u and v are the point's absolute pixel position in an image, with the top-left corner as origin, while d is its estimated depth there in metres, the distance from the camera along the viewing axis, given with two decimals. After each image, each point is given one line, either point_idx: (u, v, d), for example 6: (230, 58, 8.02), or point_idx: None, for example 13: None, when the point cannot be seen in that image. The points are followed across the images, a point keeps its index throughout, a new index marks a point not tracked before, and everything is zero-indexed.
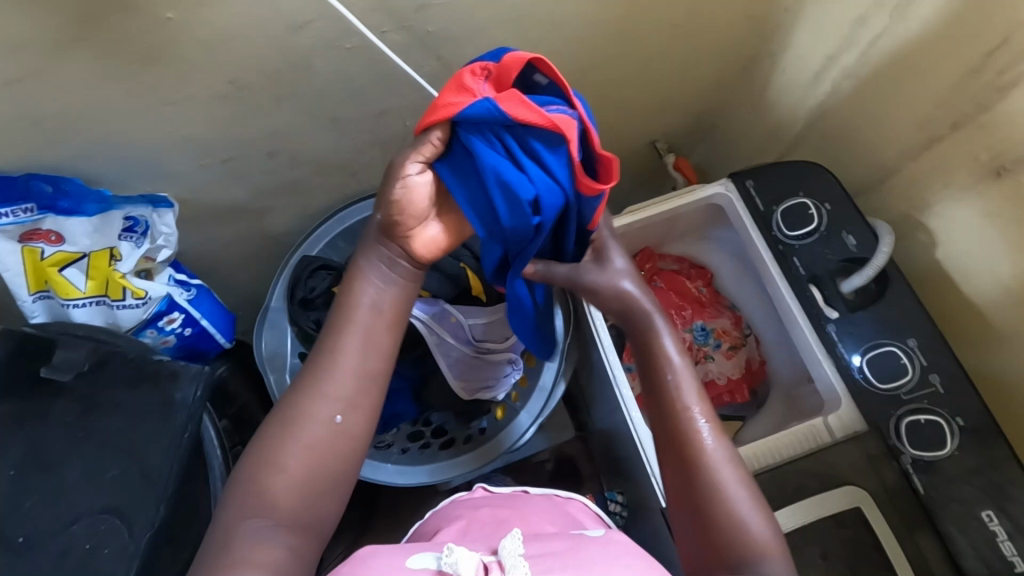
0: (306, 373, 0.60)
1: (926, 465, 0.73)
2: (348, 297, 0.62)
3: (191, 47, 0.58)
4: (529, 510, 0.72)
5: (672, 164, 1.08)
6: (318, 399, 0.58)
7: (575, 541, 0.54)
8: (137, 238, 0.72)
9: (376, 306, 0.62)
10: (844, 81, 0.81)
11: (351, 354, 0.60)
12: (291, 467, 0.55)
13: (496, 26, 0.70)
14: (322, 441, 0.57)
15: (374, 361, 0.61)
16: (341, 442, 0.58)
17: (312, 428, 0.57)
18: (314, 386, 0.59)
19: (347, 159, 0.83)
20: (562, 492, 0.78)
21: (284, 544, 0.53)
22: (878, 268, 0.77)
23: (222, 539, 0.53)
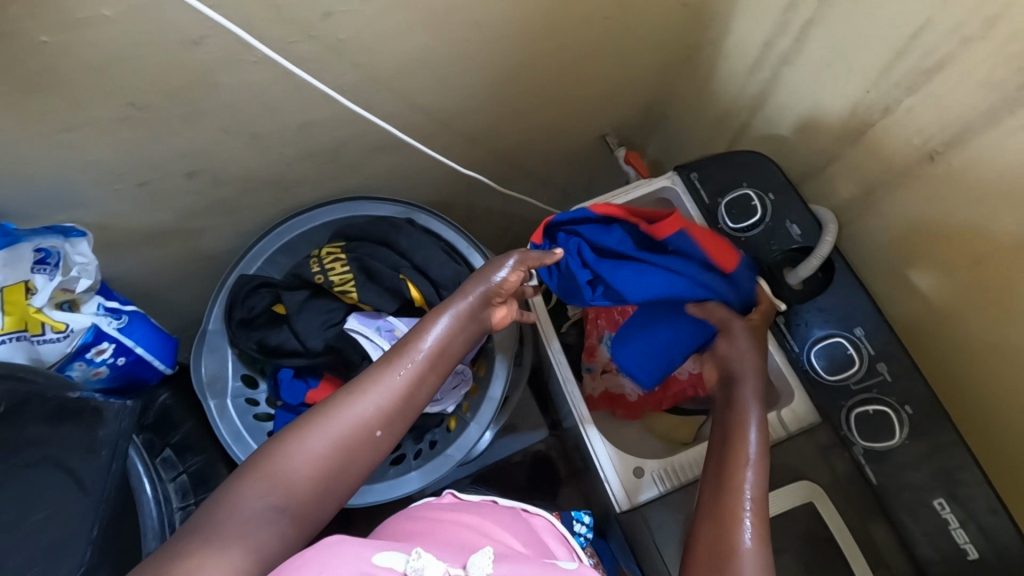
0: (366, 374, 0.61)
1: (878, 454, 0.72)
2: (426, 320, 0.65)
3: (77, 70, 0.56)
4: (493, 517, 0.67)
5: (623, 158, 1.04)
6: (368, 406, 0.58)
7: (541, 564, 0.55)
8: (50, 270, 0.69)
9: (442, 338, 0.64)
10: (781, 68, 0.79)
11: (408, 374, 0.61)
12: (318, 456, 0.55)
13: (414, 30, 0.68)
14: (358, 447, 0.57)
15: (421, 390, 0.62)
16: (369, 456, 0.58)
17: (356, 430, 0.57)
18: (363, 391, 0.59)
19: (277, 173, 0.80)
20: (529, 507, 0.73)
21: (276, 532, 0.51)
22: (822, 258, 0.76)
23: (224, 509, 0.51)
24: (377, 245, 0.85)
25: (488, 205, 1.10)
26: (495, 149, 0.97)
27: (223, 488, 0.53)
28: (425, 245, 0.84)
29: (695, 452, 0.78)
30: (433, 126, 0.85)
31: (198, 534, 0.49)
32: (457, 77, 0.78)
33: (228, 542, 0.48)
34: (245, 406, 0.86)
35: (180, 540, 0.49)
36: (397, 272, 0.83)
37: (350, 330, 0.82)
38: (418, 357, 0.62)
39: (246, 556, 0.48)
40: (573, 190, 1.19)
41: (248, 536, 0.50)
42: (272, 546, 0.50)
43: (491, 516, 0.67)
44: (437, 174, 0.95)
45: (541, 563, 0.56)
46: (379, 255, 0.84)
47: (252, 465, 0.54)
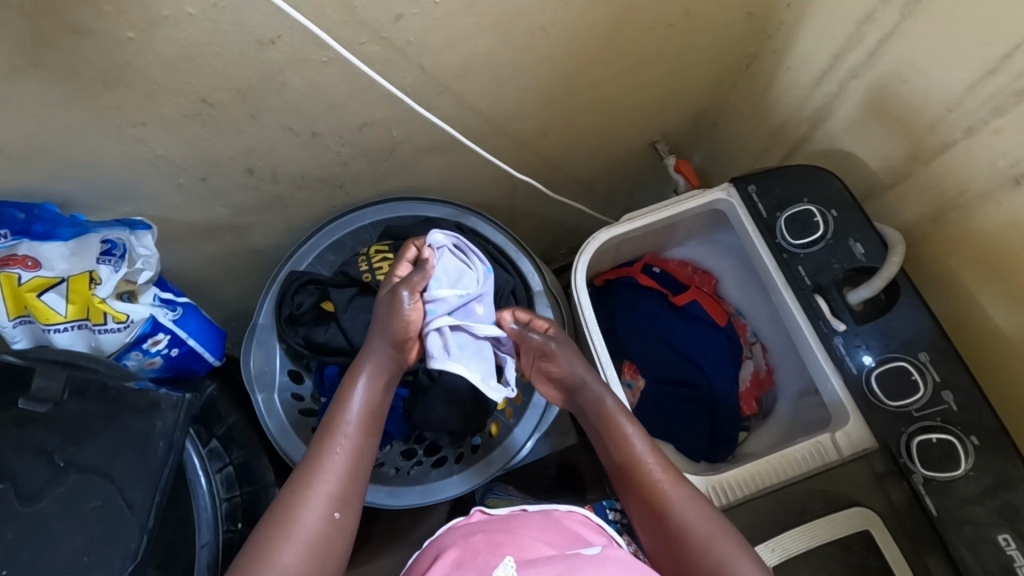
0: (303, 467, 0.65)
1: (940, 486, 0.69)
2: (342, 395, 0.70)
3: (154, 65, 0.56)
4: (527, 525, 0.67)
5: (673, 166, 1.03)
6: (316, 494, 0.63)
7: (566, 561, 0.57)
8: (115, 262, 0.70)
9: (363, 405, 0.70)
10: (850, 82, 0.77)
11: (348, 449, 0.67)
12: (295, 564, 0.59)
13: (480, 34, 0.67)
14: (325, 533, 0.62)
15: (375, 414, 0.71)
16: (337, 539, 0.63)
17: (317, 517, 0.62)
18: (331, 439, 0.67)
19: (332, 172, 0.80)
20: (561, 505, 0.72)
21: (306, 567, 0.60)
22: (888, 279, 0.73)
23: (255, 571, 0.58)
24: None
25: (532, 208, 1.09)
26: (545, 153, 0.96)
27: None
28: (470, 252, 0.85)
29: (746, 472, 0.76)
30: (488, 129, 0.84)
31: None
32: (516, 81, 0.78)
33: None
34: (291, 401, 0.86)
35: None
36: None
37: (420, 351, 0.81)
38: (348, 429, 0.68)
39: None
40: (617, 196, 1.17)
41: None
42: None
43: (522, 525, 0.66)
44: (486, 177, 0.95)
45: (567, 556, 0.58)
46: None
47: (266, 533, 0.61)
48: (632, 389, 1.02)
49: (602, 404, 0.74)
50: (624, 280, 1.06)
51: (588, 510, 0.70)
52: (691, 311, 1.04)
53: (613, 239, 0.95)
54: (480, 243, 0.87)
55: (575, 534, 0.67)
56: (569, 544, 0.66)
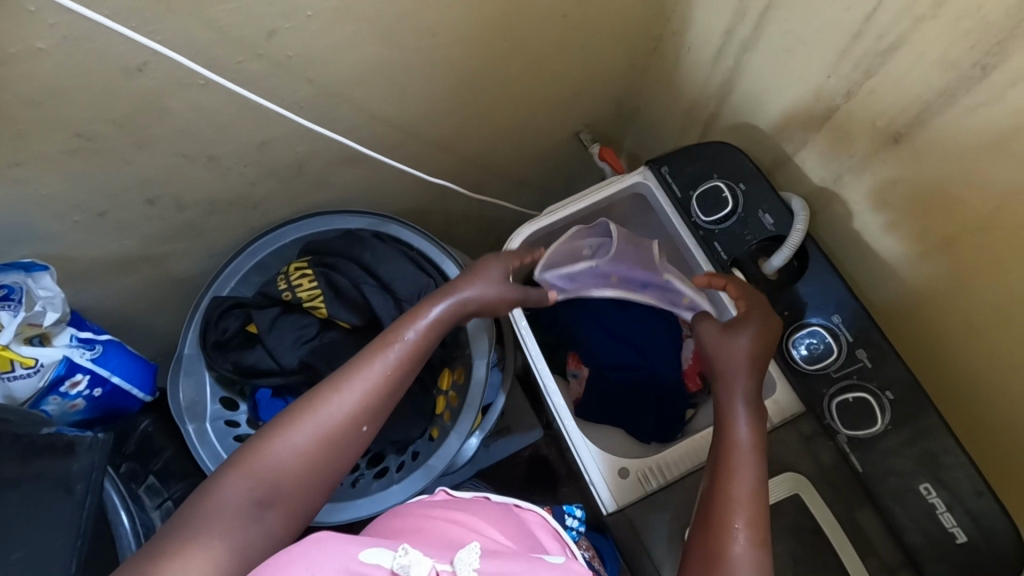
0: (349, 364, 0.65)
1: (863, 442, 0.71)
2: (414, 313, 0.69)
3: (17, 104, 0.55)
4: (482, 512, 0.66)
5: (597, 154, 1.04)
6: (351, 398, 0.62)
7: (531, 562, 0.54)
8: (13, 306, 0.69)
9: (424, 334, 0.68)
10: (743, 56, 0.79)
11: (392, 369, 0.64)
12: (302, 450, 0.58)
13: (364, 42, 0.67)
14: (343, 438, 0.60)
15: (430, 344, 0.68)
16: (352, 448, 0.61)
17: (339, 424, 0.60)
18: (388, 351, 0.65)
19: (241, 194, 0.80)
20: (521, 502, 0.72)
21: (305, 463, 0.58)
22: (795, 247, 0.75)
23: (267, 438, 0.58)
24: (345, 263, 0.84)
25: (466, 210, 1.10)
26: (466, 154, 0.97)
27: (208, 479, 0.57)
28: (387, 261, 0.84)
29: (683, 448, 0.80)
30: (398, 134, 0.84)
31: (192, 525, 0.53)
32: (415, 85, 0.78)
33: (268, 461, 0.57)
34: (224, 428, 0.85)
35: (238, 452, 0.58)
36: (356, 285, 0.83)
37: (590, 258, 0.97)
38: (404, 348, 0.66)
39: (286, 478, 0.57)
40: (550, 190, 1.18)
41: (229, 539, 0.53)
42: (258, 540, 0.55)
43: (481, 512, 0.66)
44: (409, 182, 0.95)
45: (530, 558, 0.54)
46: (349, 275, 0.84)
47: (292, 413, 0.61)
48: (578, 378, 1.05)
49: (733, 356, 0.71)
50: None
51: (546, 511, 0.70)
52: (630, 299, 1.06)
53: (539, 232, 0.95)
54: (401, 249, 0.86)
55: (529, 533, 0.66)
56: (524, 540, 0.65)
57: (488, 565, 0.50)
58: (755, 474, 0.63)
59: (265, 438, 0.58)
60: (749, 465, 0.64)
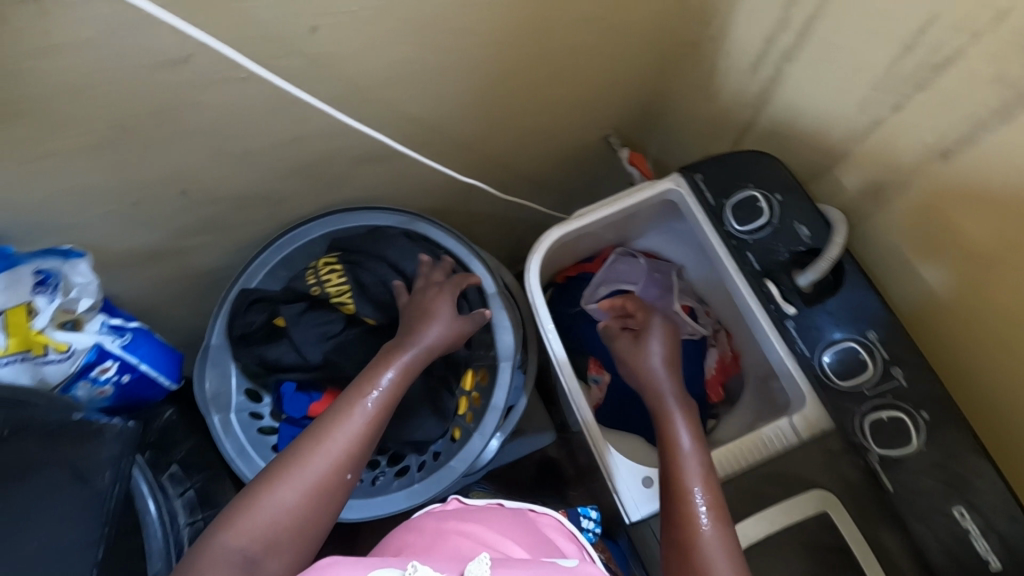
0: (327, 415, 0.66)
1: (892, 461, 0.69)
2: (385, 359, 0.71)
3: (58, 94, 0.55)
4: (497, 523, 0.66)
5: (626, 159, 1.04)
6: (332, 447, 0.63)
7: (541, 567, 0.53)
8: (50, 292, 0.70)
9: (396, 378, 0.70)
10: (783, 64, 0.77)
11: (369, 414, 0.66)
12: (289, 504, 0.60)
13: (402, 39, 0.67)
14: (327, 486, 0.62)
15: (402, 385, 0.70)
16: (337, 495, 0.63)
17: (325, 477, 0.62)
18: (362, 397, 0.67)
19: (271, 189, 0.80)
20: (536, 506, 0.72)
21: (294, 513, 0.60)
22: (832, 261, 0.74)
23: (256, 495, 0.60)
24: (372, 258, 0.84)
25: (489, 211, 1.09)
26: (493, 155, 0.96)
27: (197, 544, 0.58)
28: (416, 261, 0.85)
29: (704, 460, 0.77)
30: (429, 133, 0.84)
31: None
32: (451, 85, 0.77)
33: (257, 516, 0.58)
34: (248, 420, 0.86)
35: (229, 512, 0.59)
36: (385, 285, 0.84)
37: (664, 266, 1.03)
38: (377, 392, 0.68)
39: (274, 531, 0.58)
40: (573, 194, 1.17)
41: None
42: None
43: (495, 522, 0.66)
44: (436, 181, 0.94)
45: (540, 564, 0.54)
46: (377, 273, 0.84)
47: (278, 467, 0.62)
48: (599, 384, 1.02)
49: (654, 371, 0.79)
50: (585, 277, 1.08)
51: (561, 515, 0.70)
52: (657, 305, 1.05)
53: (567, 235, 0.95)
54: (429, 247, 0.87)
55: (545, 539, 0.66)
56: (539, 546, 0.65)
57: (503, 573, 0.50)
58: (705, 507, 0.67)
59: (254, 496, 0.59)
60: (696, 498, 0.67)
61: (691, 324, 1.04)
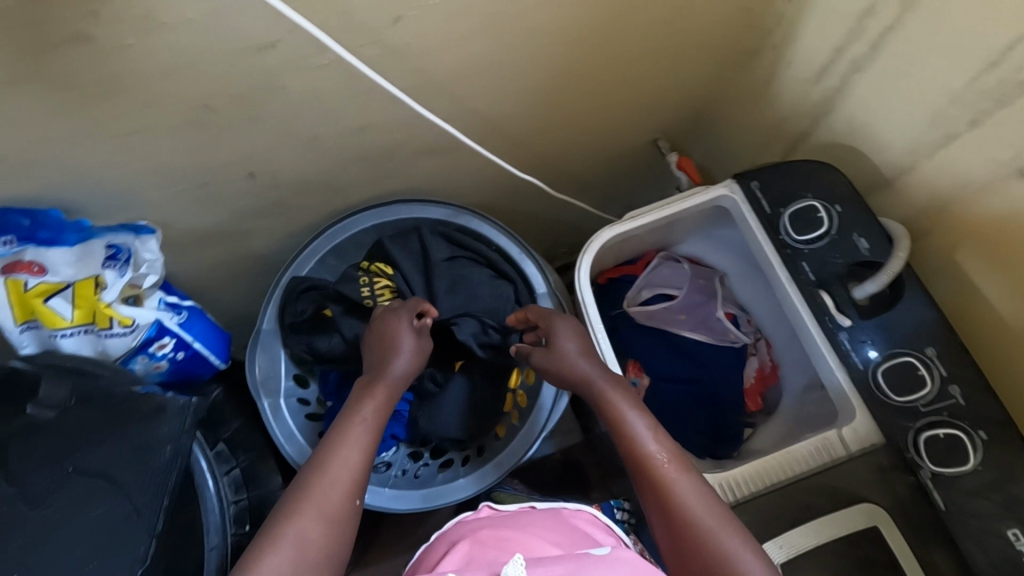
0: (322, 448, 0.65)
1: (946, 481, 0.68)
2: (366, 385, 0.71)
3: (153, 72, 0.56)
4: (531, 525, 0.66)
5: (675, 163, 1.03)
6: (337, 474, 0.63)
7: (576, 561, 0.54)
8: (121, 266, 0.71)
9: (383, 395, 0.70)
10: (851, 75, 0.77)
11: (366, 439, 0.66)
12: (310, 537, 0.58)
13: (478, 34, 0.67)
14: (342, 511, 0.61)
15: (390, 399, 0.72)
16: (351, 518, 0.62)
17: (337, 504, 0.61)
18: (352, 419, 0.67)
19: (332, 175, 0.80)
20: (569, 504, 0.72)
21: (318, 543, 0.59)
22: (894, 274, 0.73)
23: (272, 534, 0.58)
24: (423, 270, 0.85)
25: (533, 210, 1.10)
26: (544, 154, 0.96)
27: None
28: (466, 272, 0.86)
29: (753, 467, 0.76)
30: (486, 129, 0.84)
31: None
32: (515, 81, 0.78)
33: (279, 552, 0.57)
34: (297, 406, 0.87)
35: (248, 557, 0.57)
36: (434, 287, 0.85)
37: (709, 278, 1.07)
38: (367, 411, 0.69)
39: (300, 562, 0.57)
40: (615, 196, 1.17)
41: None
42: None
43: (528, 523, 0.66)
44: (486, 176, 0.95)
45: (575, 558, 0.54)
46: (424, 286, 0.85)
47: (285, 506, 0.61)
48: (637, 387, 1.02)
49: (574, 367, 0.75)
50: (627, 279, 1.08)
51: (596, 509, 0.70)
52: (700, 312, 1.05)
53: (618, 236, 0.95)
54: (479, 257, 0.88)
55: (582, 535, 0.66)
56: (577, 543, 0.65)
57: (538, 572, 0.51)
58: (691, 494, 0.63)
59: (271, 534, 0.58)
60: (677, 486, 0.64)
61: (734, 331, 1.03)
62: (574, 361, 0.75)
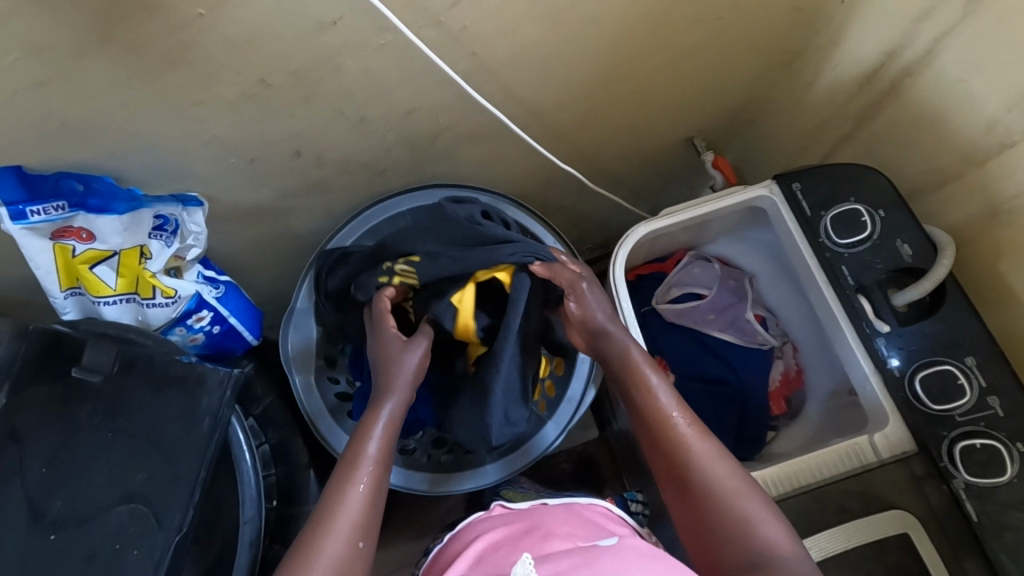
0: (326, 496, 0.62)
1: (980, 491, 0.69)
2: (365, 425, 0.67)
3: (219, 45, 0.56)
4: (547, 519, 0.66)
5: (710, 163, 1.02)
6: (342, 523, 0.60)
7: (586, 551, 0.53)
8: (167, 237, 0.73)
9: (384, 433, 0.67)
10: (902, 79, 0.76)
11: (370, 481, 0.63)
12: None
13: (533, 23, 0.67)
14: (347, 562, 0.59)
15: (392, 432, 0.68)
16: (358, 567, 0.60)
17: (341, 555, 0.58)
18: (355, 464, 0.64)
19: (374, 157, 0.80)
20: (581, 497, 0.71)
21: None
22: (937, 281, 0.73)
23: None
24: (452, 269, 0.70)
25: (564, 204, 1.10)
26: (582, 147, 0.96)
27: None
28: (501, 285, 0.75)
29: (779, 471, 0.76)
30: (529, 119, 0.84)
31: None
32: (563, 72, 0.78)
33: None
34: (327, 384, 0.88)
35: None
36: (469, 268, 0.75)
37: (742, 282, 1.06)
38: (371, 454, 0.65)
39: None
40: (646, 194, 1.17)
41: None
42: None
43: (543, 519, 0.66)
44: (524, 166, 0.95)
45: (583, 548, 0.53)
46: (446, 312, 0.72)
47: (296, 557, 0.58)
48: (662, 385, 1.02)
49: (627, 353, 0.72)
50: (656, 276, 1.08)
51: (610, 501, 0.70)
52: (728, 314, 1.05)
53: (652, 232, 0.94)
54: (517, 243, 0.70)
55: (598, 525, 0.66)
56: (595, 534, 0.65)
57: (547, 569, 0.50)
58: (710, 462, 0.67)
59: None
60: (697, 453, 0.67)
61: (763, 333, 1.03)
62: (602, 318, 0.73)
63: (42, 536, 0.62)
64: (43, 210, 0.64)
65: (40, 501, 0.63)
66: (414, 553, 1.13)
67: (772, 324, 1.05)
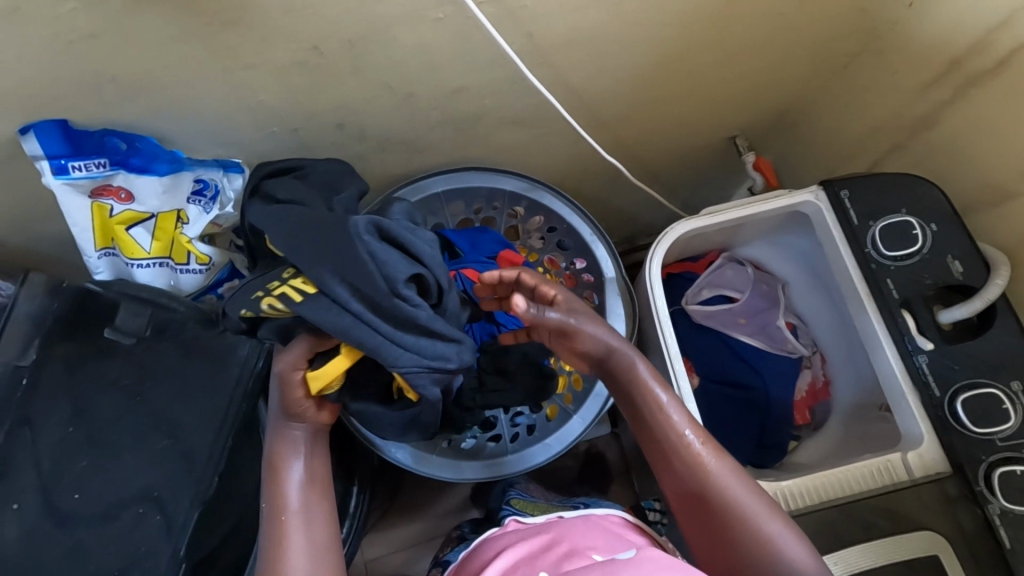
0: (265, 559, 0.59)
1: (1017, 518, 0.67)
2: (275, 478, 0.63)
3: (275, 9, 0.55)
4: (565, 529, 0.65)
5: (752, 164, 0.99)
6: None
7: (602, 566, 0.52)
8: (206, 203, 0.72)
9: (299, 480, 0.63)
10: (968, 88, 0.73)
11: (301, 532, 0.60)
12: None
13: (593, 6, 0.65)
14: None
15: (314, 471, 0.65)
16: None
17: None
18: (279, 518, 0.61)
19: (414, 135, 0.79)
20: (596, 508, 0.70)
21: None
22: (989, 301, 0.71)
23: None
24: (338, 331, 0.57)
25: (597, 195, 1.08)
26: (623, 139, 0.94)
27: None
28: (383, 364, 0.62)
29: (806, 482, 0.74)
30: (575, 107, 0.82)
31: None
32: (615, 61, 0.76)
33: None
34: None
35: None
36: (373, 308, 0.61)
37: (774, 286, 1.04)
38: (292, 506, 0.62)
39: None
40: (681, 191, 1.14)
41: None
42: None
43: (560, 530, 0.65)
44: (563, 154, 0.93)
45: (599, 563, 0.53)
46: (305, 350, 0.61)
47: None
48: None
49: (633, 365, 0.69)
50: (687, 276, 1.06)
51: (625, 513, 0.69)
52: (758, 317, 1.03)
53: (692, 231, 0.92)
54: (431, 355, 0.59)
55: (617, 536, 0.65)
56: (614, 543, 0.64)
57: None
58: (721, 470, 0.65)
59: None
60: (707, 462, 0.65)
61: (793, 341, 1.01)
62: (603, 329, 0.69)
63: (67, 493, 0.63)
64: (85, 166, 0.64)
65: (63, 460, 0.63)
66: (423, 535, 1.13)
67: (801, 331, 1.03)
